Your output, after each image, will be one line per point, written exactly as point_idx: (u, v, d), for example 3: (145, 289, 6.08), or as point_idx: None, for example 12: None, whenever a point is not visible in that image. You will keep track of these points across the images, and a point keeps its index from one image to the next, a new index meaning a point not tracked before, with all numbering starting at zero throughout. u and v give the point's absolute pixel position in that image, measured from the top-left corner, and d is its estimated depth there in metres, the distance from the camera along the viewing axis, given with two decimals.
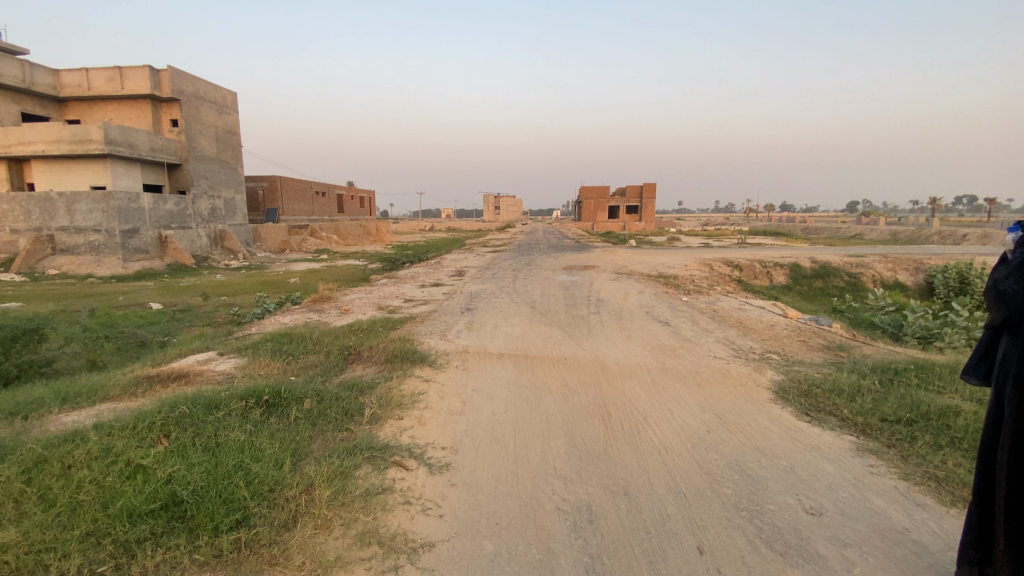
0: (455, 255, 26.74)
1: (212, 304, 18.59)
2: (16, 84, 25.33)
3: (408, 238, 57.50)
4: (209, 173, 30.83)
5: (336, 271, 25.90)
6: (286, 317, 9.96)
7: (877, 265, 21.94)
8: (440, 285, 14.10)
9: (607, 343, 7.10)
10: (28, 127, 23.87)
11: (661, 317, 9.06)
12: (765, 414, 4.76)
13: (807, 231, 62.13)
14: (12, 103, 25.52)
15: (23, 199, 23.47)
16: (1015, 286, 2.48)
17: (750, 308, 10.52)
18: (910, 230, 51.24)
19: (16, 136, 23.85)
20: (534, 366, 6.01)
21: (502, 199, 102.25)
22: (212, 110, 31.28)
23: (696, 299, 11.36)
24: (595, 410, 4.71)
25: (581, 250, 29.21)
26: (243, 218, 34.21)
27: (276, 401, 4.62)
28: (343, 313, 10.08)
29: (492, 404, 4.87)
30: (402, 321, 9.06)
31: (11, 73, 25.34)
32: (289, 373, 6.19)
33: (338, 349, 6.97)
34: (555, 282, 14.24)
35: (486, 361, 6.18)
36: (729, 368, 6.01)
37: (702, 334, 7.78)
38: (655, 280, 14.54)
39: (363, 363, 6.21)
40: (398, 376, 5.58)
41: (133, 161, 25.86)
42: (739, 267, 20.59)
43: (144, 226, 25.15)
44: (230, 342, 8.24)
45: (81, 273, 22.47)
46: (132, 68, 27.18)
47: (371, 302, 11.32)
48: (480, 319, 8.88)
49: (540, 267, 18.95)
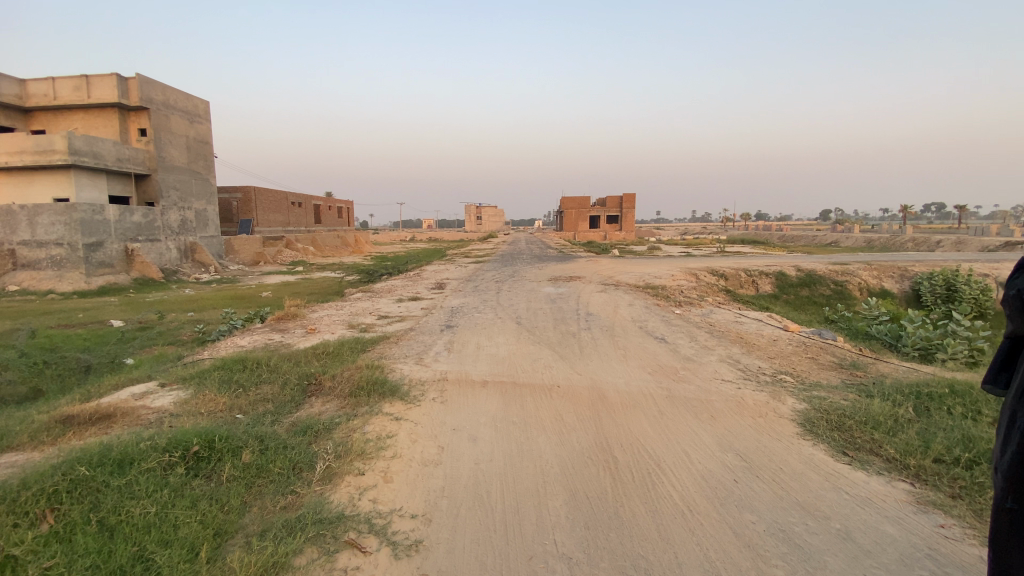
0: (436, 266, 25.93)
1: (176, 321, 17.43)
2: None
3: (387, 249, 56.31)
4: (179, 184, 29.47)
5: (312, 285, 24.86)
6: (246, 338, 9.01)
7: (862, 272, 21.75)
8: (418, 299, 13.26)
9: (603, 365, 6.33)
10: None
11: (657, 332, 8.37)
12: (796, 454, 4.04)
13: (784, 239, 62.93)
14: None
15: None
16: None
17: (748, 321, 9.90)
18: (884, 237, 51.98)
19: None
20: (523, 396, 5.22)
21: (483, 209, 101.82)
22: (183, 119, 30.02)
23: (689, 311, 10.74)
24: (598, 455, 3.94)
25: (565, 260, 28.66)
26: (216, 230, 32.83)
27: (207, 454, 3.77)
28: (310, 333, 9.17)
29: (475, 450, 4.07)
30: (375, 342, 8.22)
31: None
32: (238, 410, 5.31)
33: (297, 378, 6.10)
34: (540, 294, 13.54)
35: (468, 392, 5.36)
36: (743, 392, 5.29)
37: (704, 353, 7.10)
38: (644, 291, 13.93)
39: (325, 396, 5.38)
40: (363, 415, 4.75)
41: (99, 172, 24.56)
42: (725, 275, 20.16)
43: (109, 239, 23.85)
44: (179, 368, 7.29)
45: (42, 289, 21.12)
46: (99, 76, 25.93)
47: (341, 319, 10.42)
48: (462, 338, 8.09)
49: (523, 278, 18.25)
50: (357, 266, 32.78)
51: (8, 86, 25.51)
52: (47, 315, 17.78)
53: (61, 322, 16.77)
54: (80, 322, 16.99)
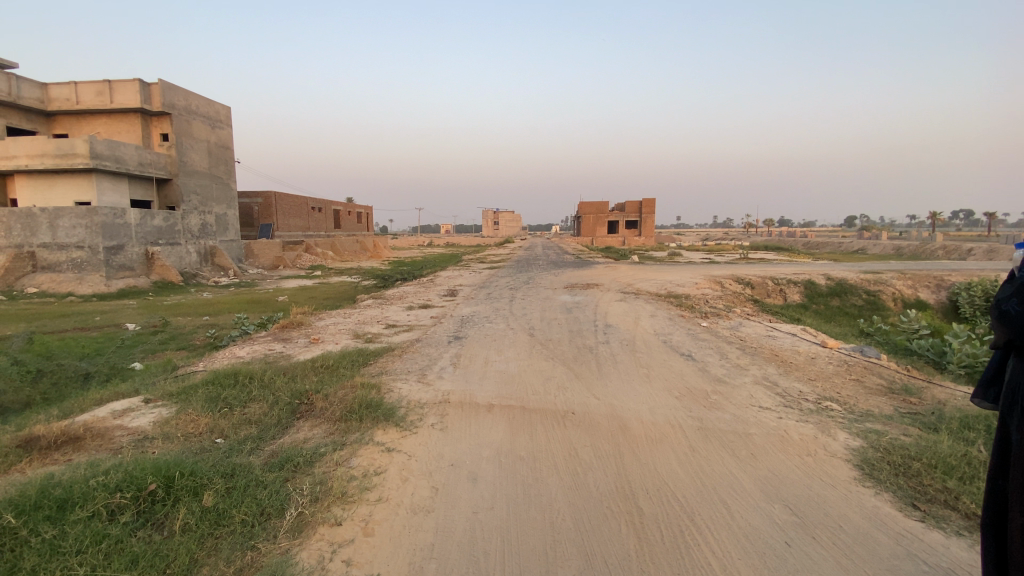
0: (451, 272, 25.49)
1: (188, 325, 17.18)
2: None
3: (405, 254, 56.29)
4: (200, 189, 29.58)
5: (327, 289, 24.64)
6: (246, 348, 8.57)
7: (896, 282, 20.67)
8: (430, 307, 12.75)
9: (622, 387, 5.72)
10: (12, 141, 22.70)
11: (683, 349, 7.70)
12: (857, 507, 3.37)
13: (808, 246, 61.28)
14: None
15: None
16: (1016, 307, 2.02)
17: (781, 336, 9.15)
18: (914, 245, 50.18)
19: None
20: (533, 424, 4.63)
21: (501, 214, 101.57)
22: (204, 124, 30.17)
23: (716, 324, 10.02)
24: (620, 505, 3.34)
25: (583, 266, 27.99)
26: (236, 234, 32.93)
27: (165, 494, 3.30)
28: (312, 344, 8.68)
29: (474, 494, 3.47)
30: (378, 354, 7.70)
31: None
32: (219, 435, 4.81)
33: (287, 397, 5.59)
34: (556, 303, 12.94)
35: (473, 418, 4.78)
36: (786, 425, 4.62)
37: (737, 374, 6.41)
38: (666, 301, 13.22)
39: (315, 419, 4.87)
40: (351, 445, 4.21)
41: (120, 176, 24.68)
42: (750, 284, 19.30)
43: (129, 242, 23.90)
44: (171, 381, 6.84)
45: (62, 291, 21.16)
46: (122, 81, 26.15)
47: (346, 328, 9.93)
48: (470, 351, 7.51)
49: (540, 285, 17.64)
50: (373, 271, 32.49)
51: (35, 92, 25.86)
52: (63, 318, 17.70)
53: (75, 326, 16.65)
54: (96, 325, 16.87)
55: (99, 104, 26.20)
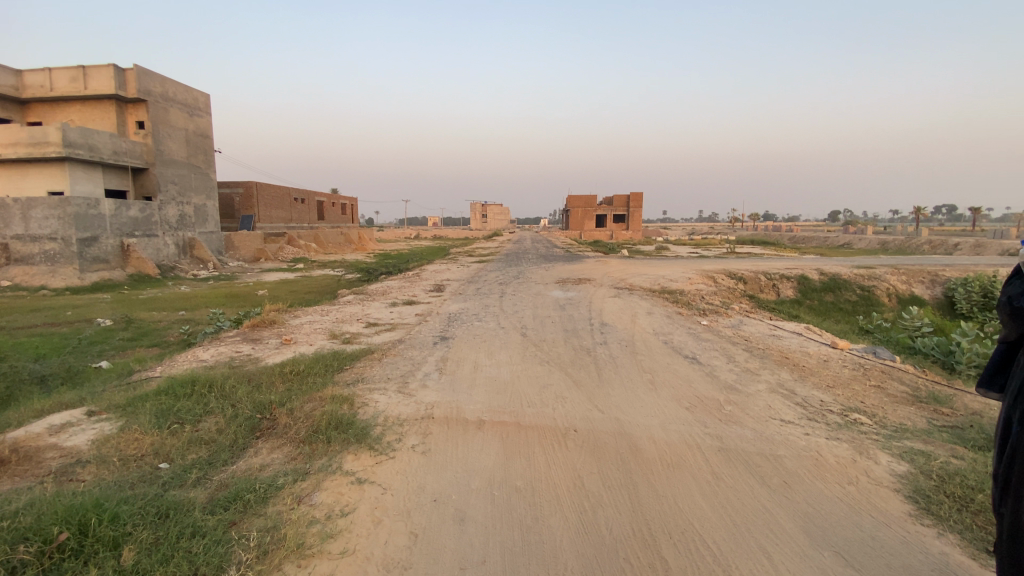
0: (437, 266, 24.76)
1: (161, 321, 16.25)
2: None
3: (391, 247, 55.29)
4: (178, 178, 28.34)
5: (310, 283, 23.80)
6: (211, 350, 7.83)
7: (890, 277, 20.39)
8: (414, 304, 12.06)
9: (627, 396, 5.12)
10: None
11: (686, 351, 7.13)
12: (921, 554, 2.80)
13: (795, 241, 61.56)
14: None
15: None
16: None
17: (788, 336, 8.64)
18: (900, 239, 50.45)
19: None
20: (529, 445, 4.00)
21: (488, 207, 100.67)
22: (182, 112, 28.92)
23: (716, 323, 9.48)
24: (640, 557, 2.73)
25: (573, 260, 27.35)
26: (216, 226, 31.80)
27: (76, 547, 2.63)
28: (285, 346, 7.97)
29: (461, 543, 2.84)
30: (356, 357, 7.02)
31: None
32: (163, 459, 4.10)
33: (247, 411, 4.91)
34: (548, 299, 12.32)
35: (459, 437, 4.15)
36: (817, 444, 4.06)
37: (749, 380, 5.84)
38: (662, 297, 12.68)
39: (277, 440, 4.21)
40: (316, 475, 3.57)
41: (94, 165, 23.49)
42: (744, 279, 18.87)
43: (104, 234, 22.78)
44: (126, 387, 6.11)
45: (34, 285, 20.09)
46: (95, 66, 24.86)
47: (324, 328, 9.21)
48: (458, 354, 6.85)
49: (529, 280, 17.01)
50: (358, 264, 31.57)
51: (5, 78, 24.55)
52: (34, 313, 16.70)
53: (43, 321, 15.66)
54: (67, 320, 15.95)
55: (71, 91, 24.90)
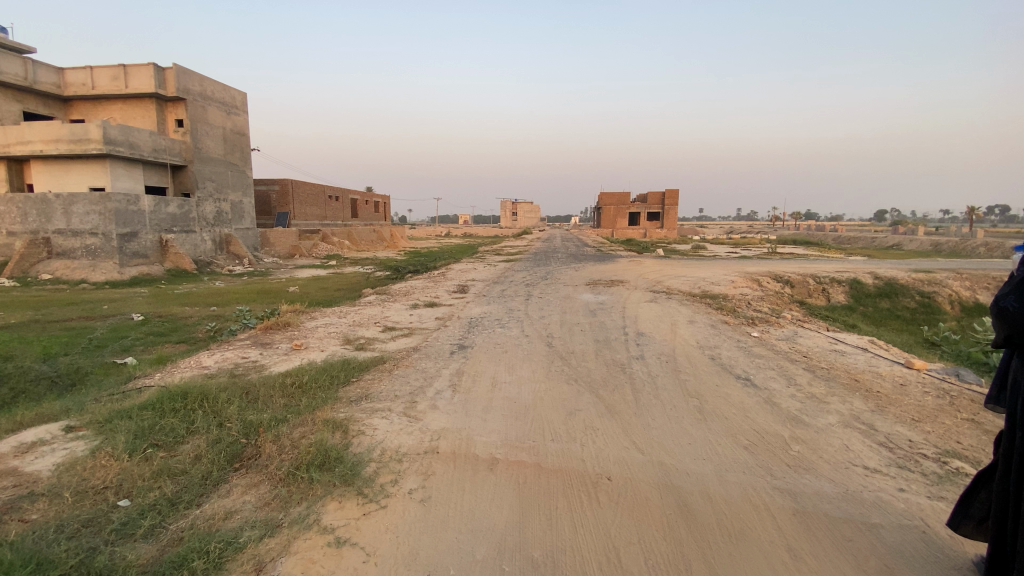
0: (465, 265, 24.21)
1: (193, 317, 16.14)
2: (16, 82, 23.48)
3: (422, 244, 55.28)
4: (215, 176, 28.58)
5: (340, 280, 23.61)
6: (216, 354, 7.30)
7: (952, 283, 18.76)
8: (436, 306, 11.44)
9: (671, 430, 4.33)
10: (27, 126, 21.90)
11: (737, 370, 6.25)
12: None
13: (839, 242, 58.78)
14: (14, 101, 23.74)
15: (19, 200, 21.41)
16: (1015, 304, 2.64)
17: (852, 354, 7.61)
18: (955, 240, 47.34)
19: (16, 135, 21.89)
20: (550, 497, 3.24)
21: (520, 205, 100.08)
22: (220, 110, 29.17)
23: (768, 334, 8.50)
24: None
25: (606, 260, 26.34)
26: (251, 222, 32.08)
27: None
28: (294, 351, 7.40)
29: None
30: (366, 367, 6.39)
31: (13, 71, 23.57)
32: (123, 496, 3.53)
33: (233, 434, 4.31)
34: (579, 303, 11.54)
35: (467, 480, 3.43)
36: (921, 510, 3.18)
37: (816, 413, 4.94)
38: (703, 303, 11.70)
39: (254, 477, 3.57)
40: (287, 531, 2.90)
41: (134, 162, 23.78)
42: (791, 282, 17.61)
43: (144, 229, 23.02)
44: (120, 397, 5.63)
45: (74, 278, 20.39)
46: (136, 65, 25.24)
47: (337, 332, 8.62)
48: (476, 368, 6.15)
49: (559, 281, 16.22)
50: (388, 262, 31.34)
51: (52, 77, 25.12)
52: (72, 306, 16.81)
53: (79, 315, 15.73)
54: (102, 314, 15.99)
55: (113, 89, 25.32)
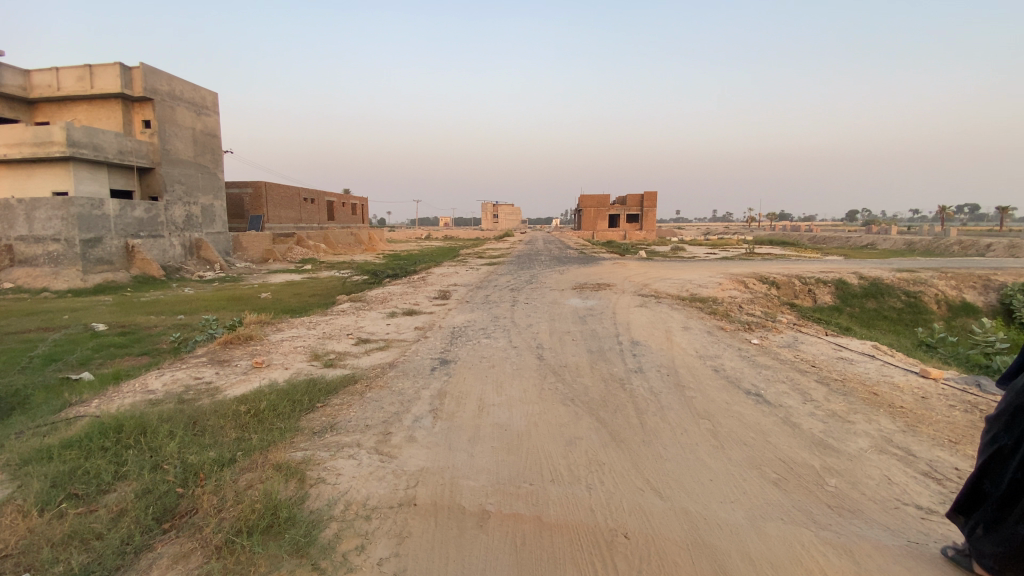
0: (446, 269, 23.48)
1: (159, 326, 15.12)
2: None
3: (400, 247, 54.33)
4: (185, 179, 27.27)
5: (316, 285, 22.69)
6: (165, 376, 6.47)
7: (937, 282, 18.70)
8: (415, 314, 10.72)
9: (688, 463, 3.73)
10: None
11: (745, 384, 5.71)
12: None
13: (816, 241, 59.56)
14: None
15: None
16: None
17: (860, 362, 7.13)
18: (927, 239, 48.15)
19: None
20: (557, 564, 2.60)
21: (499, 207, 99.54)
22: (190, 111, 27.90)
23: (769, 341, 8.01)
24: None
25: (590, 262, 25.84)
26: (223, 226, 30.77)
27: None
28: (255, 371, 6.61)
29: None
30: (335, 389, 5.67)
31: None
32: (19, 571, 2.78)
33: (168, 482, 3.58)
34: (566, 309, 10.96)
35: (451, 544, 2.76)
36: None
37: (843, 437, 4.40)
38: (695, 306, 11.22)
39: (184, 545, 2.85)
40: None
41: (99, 165, 22.49)
42: (777, 283, 17.30)
43: (108, 235, 21.67)
44: (44, 430, 4.78)
45: (35, 287, 19.10)
46: (101, 65, 23.93)
47: (304, 346, 7.85)
48: (460, 387, 5.47)
49: (543, 285, 15.62)
50: (366, 266, 30.43)
51: (11, 77, 23.63)
52: (30, 317, 15.61)
53: (32, 326, 14.55)
54: (61, 324, 14.85)
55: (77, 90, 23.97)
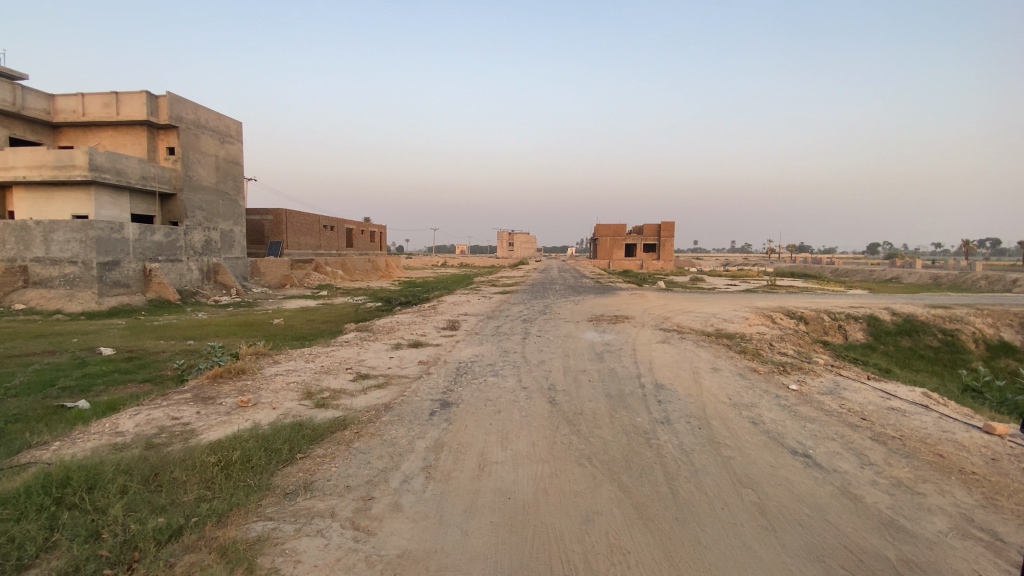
0: (459, 297, 22.95)
1: (166, 351, 14.69)
2: (3, 108, 22.45)
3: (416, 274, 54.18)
4: (205, 205, 27.43)
5: (328, 312, 22.30)
6: (141, 415, 5.90)
7: (974, 320, 17.60)
8: (421, 347, 10.11)
9: (734, 554, 2.99)
10: (11, 150, 20.76)
11: (789, 441, 4.95)
12: None
13: (837, 274, 58.12)
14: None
15: None
16: None
17: (914, 413, 6.29)
18: (953, 273, 46.55)
19: None
20: None
21: (515, 235, 99.66)
22: (214, 138, 28.28)
23: (807, 387, 7.20)
24: None
25: (607, 292, 25.10)
26: (241, 251, 30.72)
27: None
28: (238, 411, 5.99)
29: None
30: (323, 436, 5.04)
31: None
32: None
33: (96, 558, 2.92)
34: (583, 344, 10.26)
35: None
36: None
37: (918, 515, 3.61)
38: (722, 344, 10.42)
39: None
40: None
41: (120, 190, 22.64)
42: (805, 318, 16.41)
43: (126, 258, 21.65)
44: None
45: (48, 309, 18.89)
46: (128, 92, 24.37)
47: (298, 382, 7.25)
48: (462, 439, 4.80)
49: (558, 317, 14.95)
50: (379, 293, 30.05)
51: (40, 103, 24.10)
52: (37, 340, 15.33)
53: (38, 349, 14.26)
54: (66, 348, 14.51)
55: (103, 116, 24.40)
